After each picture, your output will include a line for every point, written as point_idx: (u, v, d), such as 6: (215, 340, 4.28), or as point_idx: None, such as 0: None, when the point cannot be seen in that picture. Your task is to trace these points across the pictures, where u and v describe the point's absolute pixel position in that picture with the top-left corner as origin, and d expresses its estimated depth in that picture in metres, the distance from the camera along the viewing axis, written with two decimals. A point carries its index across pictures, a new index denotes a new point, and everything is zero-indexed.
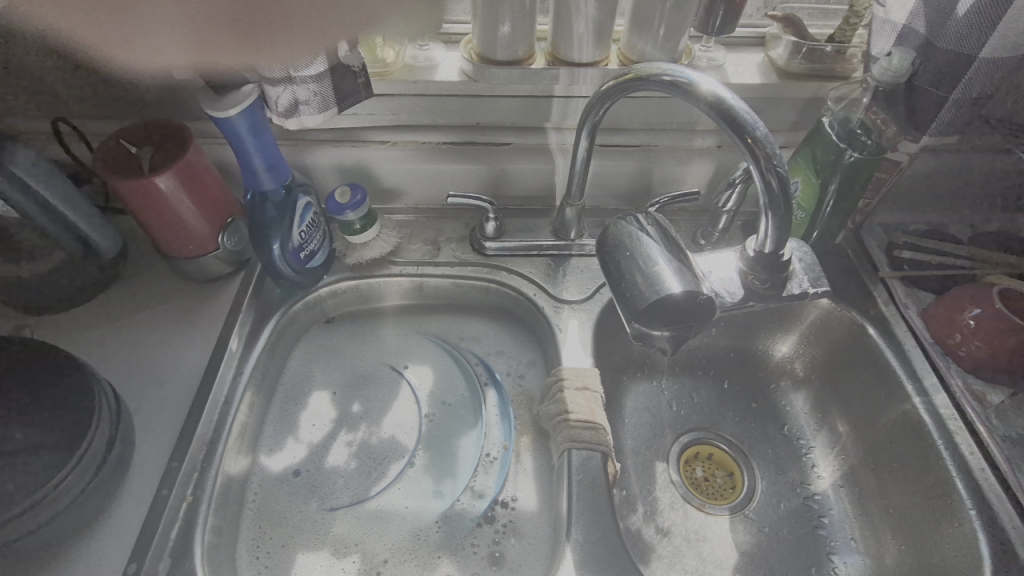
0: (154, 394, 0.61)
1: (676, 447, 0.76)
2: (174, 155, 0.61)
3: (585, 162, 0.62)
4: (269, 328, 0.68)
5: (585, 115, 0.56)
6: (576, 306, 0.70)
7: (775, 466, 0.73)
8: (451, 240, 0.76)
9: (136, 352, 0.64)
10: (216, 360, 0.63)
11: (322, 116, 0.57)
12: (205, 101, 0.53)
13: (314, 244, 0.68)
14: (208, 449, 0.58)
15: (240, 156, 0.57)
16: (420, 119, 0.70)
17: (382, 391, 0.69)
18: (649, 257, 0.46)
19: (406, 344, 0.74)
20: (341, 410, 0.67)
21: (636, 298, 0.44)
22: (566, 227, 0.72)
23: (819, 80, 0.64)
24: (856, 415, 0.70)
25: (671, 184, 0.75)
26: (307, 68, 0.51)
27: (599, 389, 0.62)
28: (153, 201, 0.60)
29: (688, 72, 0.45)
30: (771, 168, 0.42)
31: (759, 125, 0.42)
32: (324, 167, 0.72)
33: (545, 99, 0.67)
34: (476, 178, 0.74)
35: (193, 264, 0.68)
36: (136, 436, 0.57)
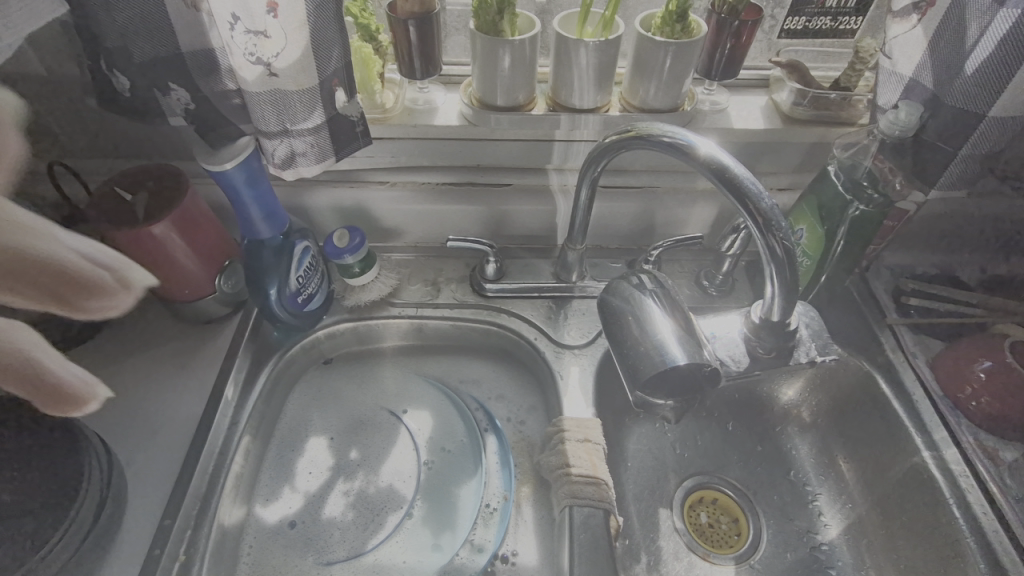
0: (147, 444, 0.60)
1: (680, 492, 0.74)
2: (169, 201, 0.60)
3: (587, 209, 0.61)
4: (265, 372, 0.67)
5: (587, 166, 0.56)
6: (577, 351, 0.69)
7: (782, 513, 0.72)
8: (451, 281, 0.75)
9: (130, 399, 0.63)
10: (211, 409, 0.62)
11: (319, 167, 0.55)
12: (201, 155, 0.52)
13: (312, 287, 0.67)
14: (201, 505, 0.56)
15: (237, 205, 0.56)
16: (419, 161, 0.69)
17: (380, 438, 0.68)
18: (650, 321, 0.45)
19: (406, 387, 0.72)
20: (338, 457, 0.66)
21: (643, 366, 0.43)
22: (568, 269, 0.71)
23: (824, 126, 0.63)
24: (864, 464, 0.69)
25: (674, 225, 0.74)
26: (304, 121, 0.51)
27: (601, 441, 0.61)
28: (148, 249, 0.59)
29: (688, 135, 0.46)
30: (773, 236, 0.42)
31: (759, 188, 0.42)
32: (323, 208, 0.71)
33: (546, 142, 0.66)
34: (476, 219, 0.73)
35: (189, 308, 0.67)
36: (129, 491, 0.56)
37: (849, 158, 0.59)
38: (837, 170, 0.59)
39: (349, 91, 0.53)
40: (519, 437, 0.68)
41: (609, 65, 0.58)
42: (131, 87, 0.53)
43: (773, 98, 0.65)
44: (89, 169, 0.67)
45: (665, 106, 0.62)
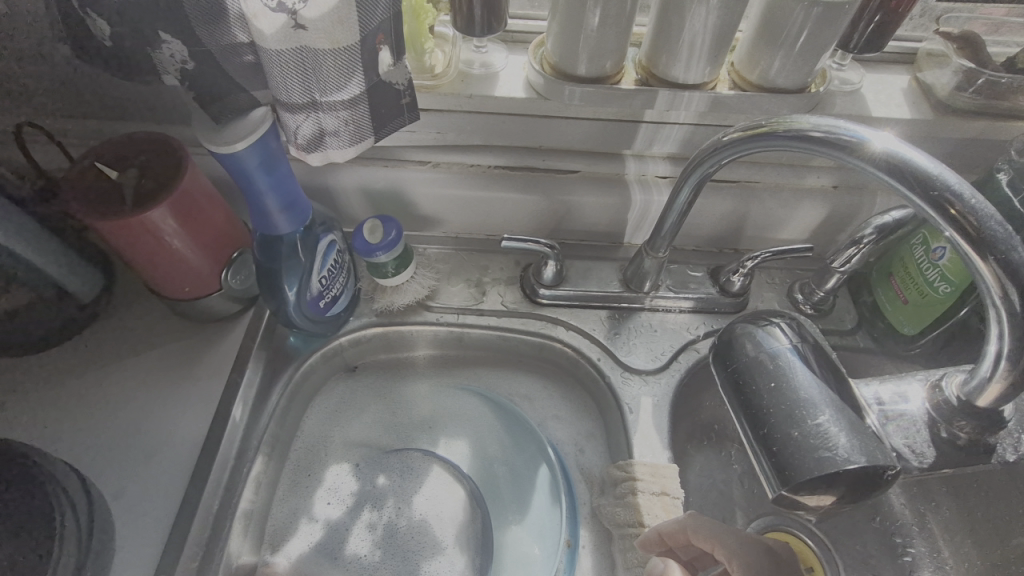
0: (140, 474, 0.50)
1: (749, 533, 0.63)
2: (165, 181, 0.49)
3: (683, 212, 0.49)
4: (280, 387, 0.57)
5: (695, 162, 0.44)
6: (648, 377, 0.58)
7: (867, 568, 0.62)
8: (498, 282, 0.63)
9: (121, 415, 0.53)
10: (215, 433, 0.52)
11: (355, 150, 0.43)
12: (203, 132, 0.40)
13: (337, 288, 0.56)
14: (203, 555, 0.47)
15: (249, 195, 0.45)
16: (469, 140, 0.56)
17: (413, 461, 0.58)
18: (800, 391, 0.33)
19: (441, 405, 0.62)
20: (363, 482, 0.56)
21: (791, 461, 0.31)
22: (641, 277, 0.59)
23: (990, 118, 0.49)
24: (975, 524, 0.59)
25: (769, 228, 0.62)
26: (336, 90, 0.38)
27: (681, 495, 0.51)
28: (140, 241, 0.48)
29: (853, 125, 0.33)
30: (1006, 272, 0.29)
31: (976, 203, 0.30)
32: (350, 190, 0.59)
33: (630, 123, 0.53)
34: (532, 210, 0.61)
35: (188, 307, 0.56)
36: (117, 534, 0.47)
37: None
38: (1012, 177, 0.47)
39: (397, 52, 0.40)
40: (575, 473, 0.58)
41: (731, 30, 0.44)
42: (111, 34, 0.40)
43: (921, 79, 0.52)
44: (66, 131, 0.54)
45: (791, 85, 0.48)
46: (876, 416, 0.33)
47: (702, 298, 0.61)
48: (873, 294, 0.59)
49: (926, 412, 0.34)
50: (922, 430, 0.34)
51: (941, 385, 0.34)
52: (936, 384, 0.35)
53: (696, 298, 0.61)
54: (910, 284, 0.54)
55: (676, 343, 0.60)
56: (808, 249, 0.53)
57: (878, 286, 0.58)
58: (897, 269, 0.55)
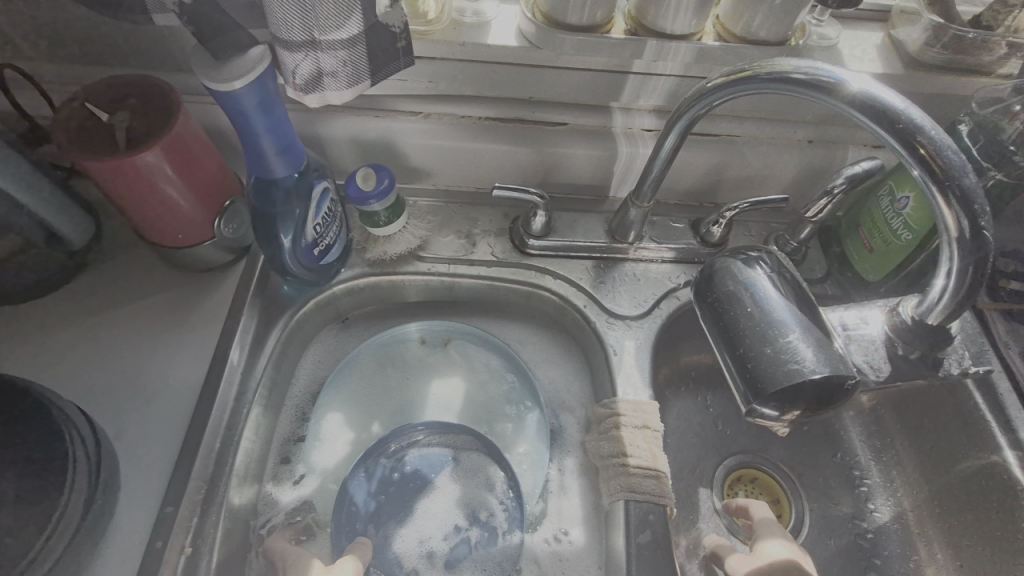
0: (140, 415, 0.51)
1: (721, 470, 0.68)
2: (157, 123, 0.49)
3: (667, 162, 0.51)
4: (275, 334, 0.58)
5: (679, 109, 0.46)
6: (631, 323, 0.61)
7: (827, 497, 0.67)
8: (487, 233, 0.65)
9: (118, 360, 0.54)
10: (213, 376, 0.53)
11: (351, 92, 0.44)
12: (199, 68, 0.40)
13: (331, 237, 0.57)
14: (206, 489, 0.49)
15: (245, 136, 0.45)
16: (461, 90, 0.57)
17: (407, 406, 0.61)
18: (773, 316, 0.36)
19: (432, 353, 0.64)
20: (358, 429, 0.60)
21: (764, 376, 0.34)
22: (626, 228, 0.62)
23: (956, 73, 0.52)
24: (926, 455, 0.64)
25: (748, 182, 0.64)
26: (334, 29, 0.39)
27: (661, 428, 0.55)
28: (135, 185, 0.48)
29: (832, 68, 0.36)
30: (963, 206, 0.32)
31: (941, 140, 0.32)
32: (341, 140, 0.59)
33: (619, 74, 0.55)
34: (521, 163, 0.62)
35: (181, 254, 0.56)
36: (122, 470, 0.49)
37: (989, 118, 0.50)
38: (972, 128, 0.51)
39: None
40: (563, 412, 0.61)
41: None
42: None
43: (894, 36, 0.54)
44: (50, 75, 0.54)
45: (773, 38, 0.50)
46: (840, 339, 0.36)
47: (683, 249, 0.64)
48: (842, 245, 0.63)
49: (885, 334, 0.37)
50: (880, 348, 0.36)
51: (898, 309, 0.37)
52: (894, 309, 0.37)
53: (678, 248, 0.64)
54: (876, 234, 0.58)
55: (658, 292, 0.63)
56: (782, 198, 0.56)
57: (847, 238, 0.62)
58: (864, 221, 0.59)
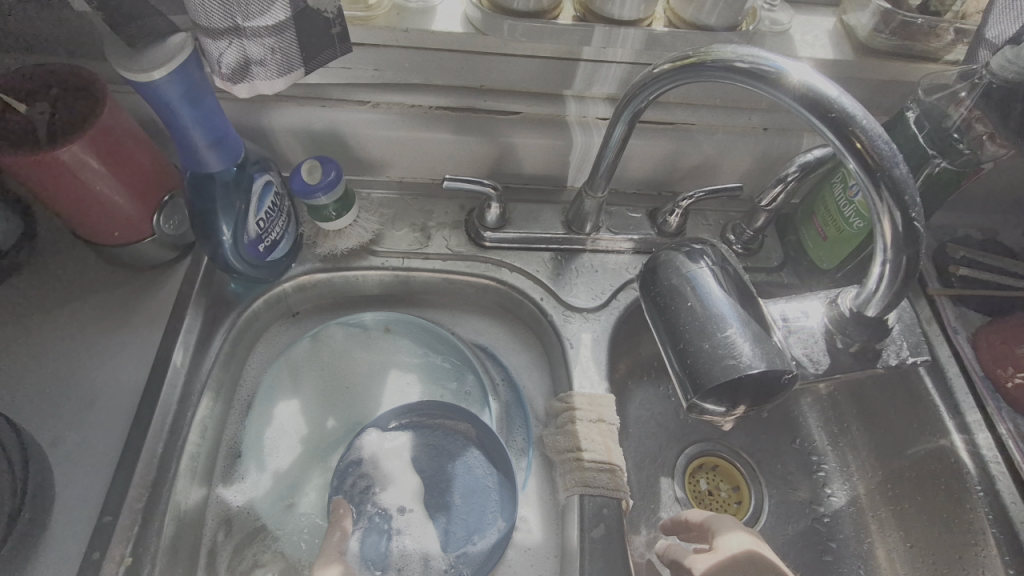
0: (76, 422, 0.49)
1: (682, 459, 0.68)
2: (83, 115, 0.46)
3: (618, 150, 0.50)
4: (221, 333, 0.56)
5: (626, 98, 0.45)
6: (588, 315, 0.61)
7: (786, 483, 0.67)
8: (443, 226, 0.63)
9: (52, 365, 0.52)
10: (155, 379, 0.51)
11: (283, 82, 0.42)
12: (116, 57, 0.38)
13: (277, 232, 0.55)
14: (148, 496, 0.47)
15: (173, 129, 0.43)
16: (409, 78, 0.55)
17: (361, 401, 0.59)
18: (713, 311, 0.36)
19: (386, 345, 0.62)
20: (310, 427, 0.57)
21: (703, 372, 0.34)
22: (582, 219, 0.61)
23: (905, 61, 0.52)
24: (880, 440, 0.65)
25: (705, 170, 0.64)
26: (258, 15, 0.37)
27: (616, 421, 0.54)
28: (61, 181, 0.46)
29: (772, 56, 0.35)
30: (895, 199, 0.32)
31: (875, 130, 0.32)
32: (286, 131, 0.57)
33: (570, 62, 0.53)
34: (474, 153, 0.60)
35: (117, 253, 0.53)
36: (57, 480, 0.47)
37: (935, 105, 0.50)
38: (919, 115, 0.51)
39: None
40: (523, 400, 0.60)
41: None
42: None
43: (845, 22, 0.54)
44: None
45: (724, 24, 0.49)
46: (779, 331, 0.37)
47: (641, 239, 0.63)
48: (798, 233, 0.63)
49: (824, 325, 0.38)
50: (819, 341, 0.37)
51: (837, 300, 0.37)
52: (834, 301, 0.38)
53: (636, 239, 0.63)
54: (829, 222, 0.58)
55: (616, 283, 0.62)
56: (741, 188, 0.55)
57: (803, 226, 0.62)
58: (818, 210, 0.59)
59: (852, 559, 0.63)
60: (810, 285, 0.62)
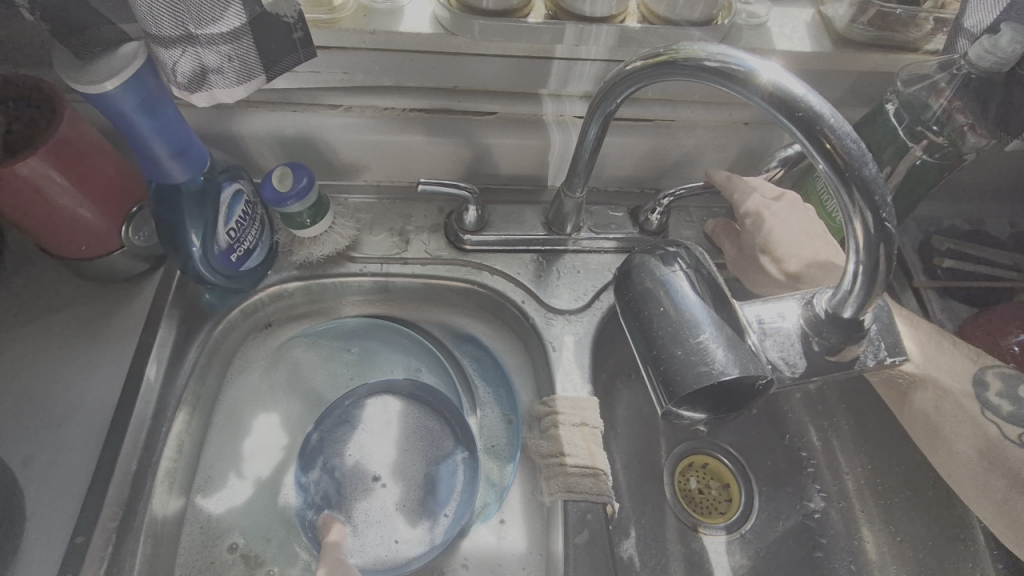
0: (47, 442, 0.48)
1: (671, 459, 0.68)
2: (41, 129, 0.45)
3: (593, 150, 0.49)
4: (196, 346, 0.55)
5: (597, 99, 0.44)
6: (571, 317, 0.60)
7: (776, 479, 0.67)
8: (422, 230, 0.62)
9: (22, 384, 0.50)
10: (127, 395, 0.50)
11: (244, 90, 0.41)
12: (66, 69, 0.37)
13: (250, 241, 0.54)
14: (123, 515, 0.47)
15: (132, 140, 0.42)
16: (380, 80, 0.53)
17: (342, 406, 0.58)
18: (687, 315, 0.35)
19: (365, 348, 0.62)
20: (291, 434, 0.56)
21: (677, 378, 0.33)
22: (562, 219, 0.60)
23: (884, 51, 0.51)
24: (869, 434, 0.64)
25: (686, 165, 0.63)
26: (212, 22, 0.36)
27: (600, 424, 0.54)
28: (22, 197, 0.45)
29: (742, 54, 0.34)
30: (866, 200, 0.31)
31: (847, 130, 0.31)
32: (256, 138, 0.56)
33: (543, 60, 0.52)
34: (450, 155, 0.59)
35: (86, 266, 0.52)
36: (28, 501, 0.46)
37: (915, 96, 0.50)
38: (899, 107, 0.50)
39: None
40: (507, 391, 0.60)
41: None
42: None
43: (823, 13, 0.53)
44: None
45: (698, 17, 0.48)
46: (755, 335, 0.36)
47: (623, 238, 0.63)
48: None
49: (800, 326, 0.37)
50: (795, 342, 0.36)
51: (813, 301, 0.37)
52: (810, 301, 0.37)
53: (618, 238, 0.63)
54: None
55: (599, 283, 0.61)
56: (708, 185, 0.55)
57: None
58: None
59: (843, 555, 0.63)
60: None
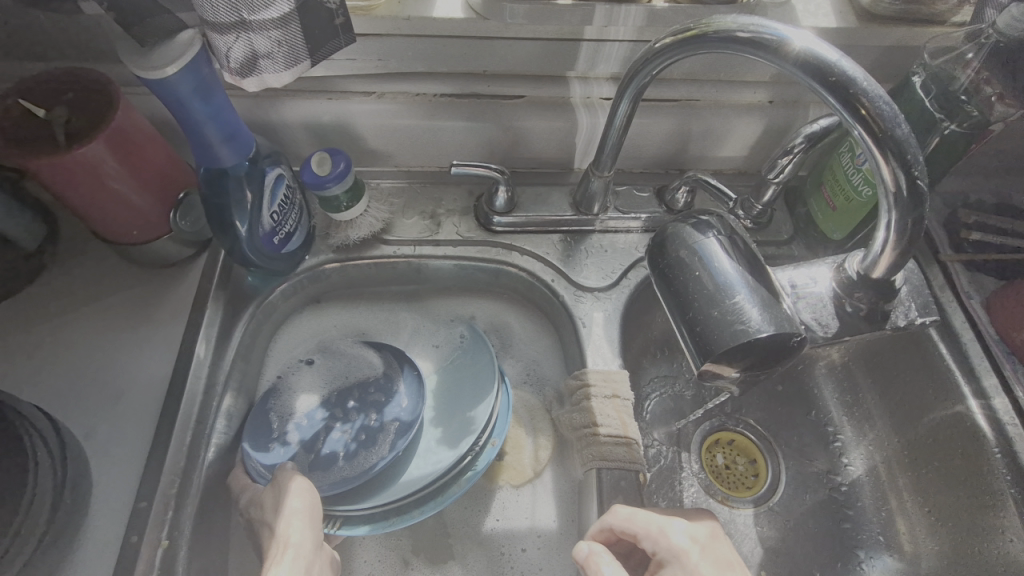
0: (107, 414, 0.51)
1: (698, 435, 0.69)
2: (98, 117, 0.47)
3: (623, 128, 0.50)
4: (242, 326, 0.57)
5: (628, 76, 0.45)
6: (600, 295, 0.61)
7: (802, 455, 0.68)
8: (452, 213, 0.64)
9: (82, 360, 0.53)
10: (179, 371, 0.53)
11: (291, 74, 0.43)
12: (128, 57, 0.39)
13: (290, 224, 0.56)
14: (181, 483, 0.49)
15: (186, 125, 0.44)
16: (412, 66, 0.55)
17: (378, 360, 0.59)
18: (720, 279, 0.36)
19: (405, 324, 0.64)
20: (330, 389, 0.57)
21: (714, 336, 0.35)
22: (589, 199, 0.61)
23: (909, 25, 0.52)
24: (896, 407, 0.64)
25: (710, 146, 0.64)
26: (265, 8, 0.38)
27: (631, 396, 0.55)
28: (82, 181, 0.47)
29: (773, 24, 0.35)
30: (898, 161, 0.32)
31: (879, 93, 0.32)
32: (296, 126, 0.58)
33: (572, 42, 0.54)
34: (479, 139, 0.61)
35: (138, 250, 0.55)
36: (92, 468, 0.48)
37: (942, 69, 0.50)
38: (925, 80, 0.51)
39: None
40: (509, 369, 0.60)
41: None
42: None
43: None
44: None
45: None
46: (788, 299, 0.37)
47: (649, 218, 0.64)
48: (807, 205, 0.63)
49: (832, 290, 0.38)
50: (828, 305, 0.38)
51: (844, 266, 0.38)
52: (841, 265, 0.39)
53: (645, 218, 0.64)
54: (838, 191, 0.57)
55: (626, 262, 0.63)
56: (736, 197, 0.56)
57: (811, 198, 0.62)
58: (827, 179, 0.59)
59: (871, 526, 0.64)
60: (820, 256, 0.62)
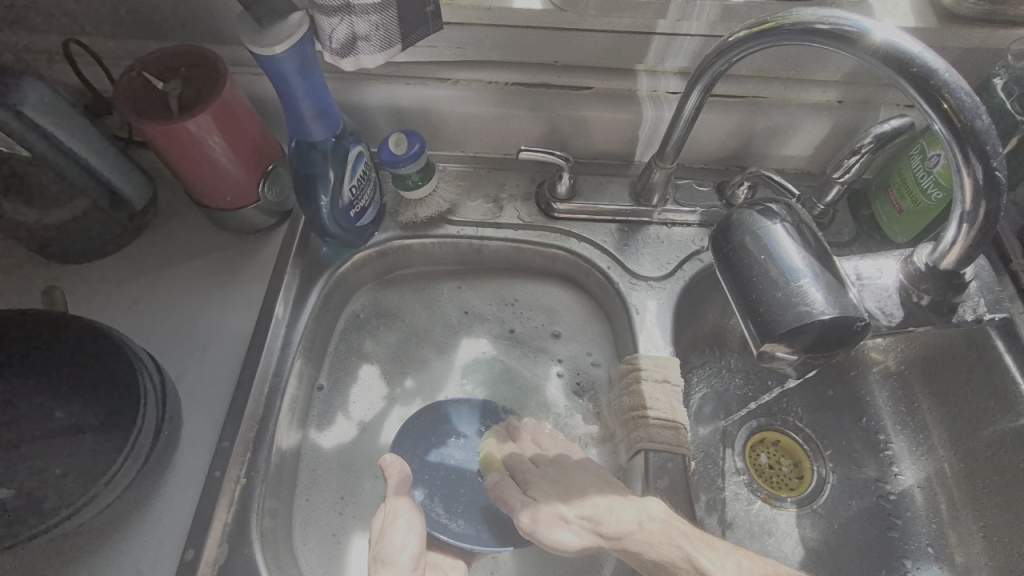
0: (197, 361, 0.56)
1: (743, 433, 0.69)
2: (206, 90, 0.52)
3: (689, 122, 0.52)
4: (316, 291, 0.61)
5: (700, 69, 0.46)
6: (654, 284, 0.62)
7: (851, 460, 0.67)
8: (515, 197, 0.67)
9: (176, 313, 0.58)
10: (260, 328, 0.57)
11: (383, 57, 0.46)
12: (243, 34, 0.43)
13: (365, 200, 0.60)
14: (258, 428, 0.53)
15: (286, 100, 0.48)
16: (488, 54, 0.58)
17: (528, 371, 0.64)
18: (786, 265, 0.38)
19: (534, 336, 0.66)
20: (482, 374, 0.64)
21: (777, 319, 0.36)
22: (649, 190, 0.63)
23: (991, 27, 0.51)
24: (954, 417, 0.63)
25: (772, 145, 0.64)
26: None
27: (680, 382, 0.57)
28: (190, 147, 0.52)
29: (854, 17, 0.36)
30: (978, 151, 0.34)
31: (963, 86, 0.33)
32: (376, 108, 0.62)
33: (644, 35, 0.55)
34: (545, 130, 0.64)
35: (229, 217, 0.60)
36: (183, 408, 0.53)
37: None
38: (1008, 81, 0.50)
39: None
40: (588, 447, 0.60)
41: None
42: None
43: None
44: (112, 52, 0.59)
45: None
46: (855, 291, 0.38)
47: (707, 211, 0.65)
48: (872, 207, 0.62)
49: (898, 282, 0.41)
50: (893, 294, 0.40)
51: (912, 258, 0.40)
52: (909, 258, 0.41)
53: (702, 212, 0.65)
54: (905, 194, 0.57)
55: (682, 254, 0.64)
56: (797, 193, 0.55)
57: (877, 200, 0.61)
58: (894, 182, 0.58)
59: (920, 537, 0.63)
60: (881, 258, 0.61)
